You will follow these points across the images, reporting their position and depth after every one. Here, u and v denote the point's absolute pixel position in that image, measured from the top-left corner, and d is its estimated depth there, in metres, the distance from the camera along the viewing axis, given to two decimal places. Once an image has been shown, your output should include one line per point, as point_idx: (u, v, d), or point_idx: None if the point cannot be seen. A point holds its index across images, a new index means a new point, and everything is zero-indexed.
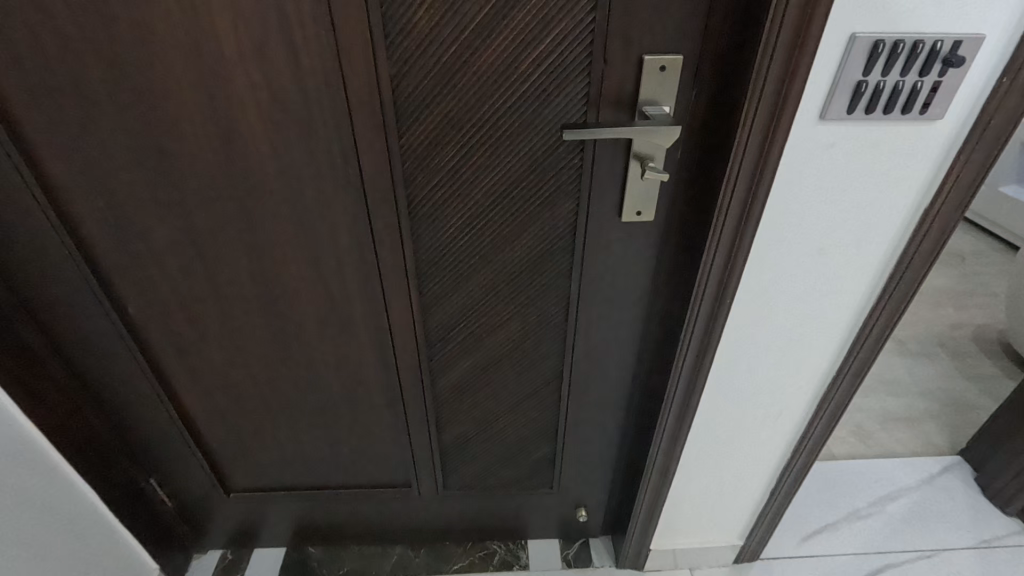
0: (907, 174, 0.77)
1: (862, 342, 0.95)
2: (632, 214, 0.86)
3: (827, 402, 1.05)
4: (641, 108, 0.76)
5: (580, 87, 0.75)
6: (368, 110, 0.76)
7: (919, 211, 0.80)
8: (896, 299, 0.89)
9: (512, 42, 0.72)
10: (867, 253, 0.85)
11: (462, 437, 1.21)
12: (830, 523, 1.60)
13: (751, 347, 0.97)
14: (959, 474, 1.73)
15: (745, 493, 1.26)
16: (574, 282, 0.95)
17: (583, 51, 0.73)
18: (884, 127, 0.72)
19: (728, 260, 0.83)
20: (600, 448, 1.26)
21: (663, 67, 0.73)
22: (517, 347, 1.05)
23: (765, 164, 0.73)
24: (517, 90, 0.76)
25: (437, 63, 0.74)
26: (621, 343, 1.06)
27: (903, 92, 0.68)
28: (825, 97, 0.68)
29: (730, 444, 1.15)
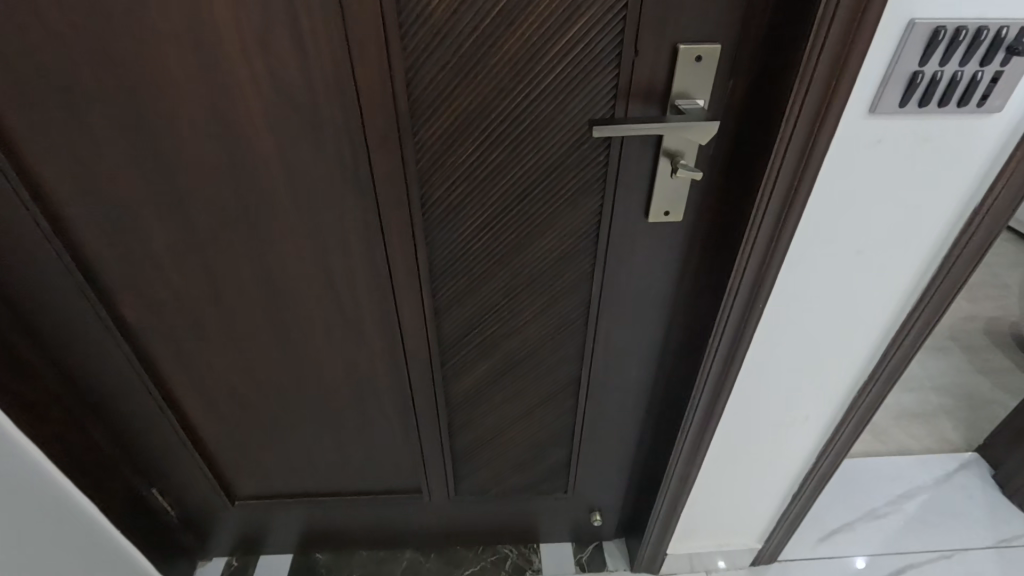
0: (958, 170, 0.72)
1: (895, 346, 0.92)
2: (659, 214, 0.81)
3: (857, 404, 1.01)
4: (673, 102, 0.71)
5: (608, 78, 0.70)
6: (380, 106, 0.71)
7: (967, 211, 0.76)
8: (934, 302, 0.86)
9: (535, 31, 0.67)
10: (909, 254, 0.81)
11: (474, 443, 1.18)
12: (847, 523, 1.57)
13: (782, 349, 0.93)
14: (976, 471, 1.70)
15: (766, 498, 1.23)
16: (596, 283, 0.91)
17: (613, 40, 0.67)
18: (936, 121, 0.67)
19: (763, 263, 0.79)
20: (616, 452, 1.23)
21: (699, 58, 0.67)
22: (533, 351, 1.01)
23: (808, 162, 0.68)
24: (539, 83, 0.70)
25: (454, 55, 0.69)
26: (643, 346, 1.02)
27: (961, 83, 0.63)
28: (878, 88, 0.63)
29: (753, 449, 1.11)
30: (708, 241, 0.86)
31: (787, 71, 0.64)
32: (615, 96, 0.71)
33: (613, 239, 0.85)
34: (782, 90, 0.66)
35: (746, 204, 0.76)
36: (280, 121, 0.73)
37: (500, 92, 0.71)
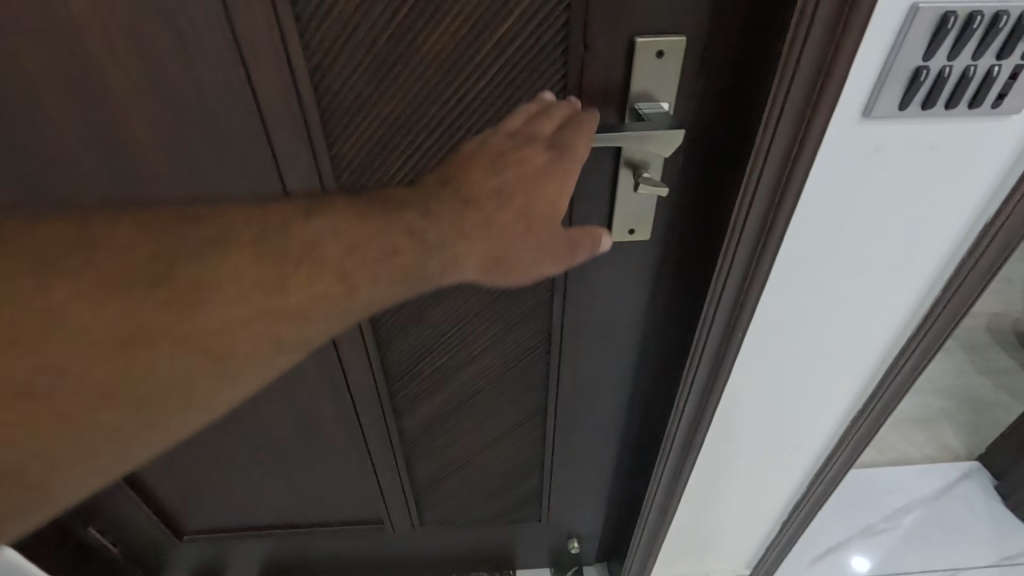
0: (971, 178, 0.62)
1: (894, 373, 0.82)
2: (623, 232, 0.71)
3: (851, 432, 0.92)
4: (633, 106, 0.60)
5: (554, 79, 0.59)
6: (287, 117, 0.60)
7: (975, 225, 0.66)
8: (939, 325, 0.76)
9: (462, 26, 0.56)
10: (909, 273, 0.71)
11: (435, 475, 1.08)
12: (843, 541, 1.50)
13: (768, 375, 0.83)
14: (978, 481, 1.62)
15: (755, 524, 1.14)
16: (558, 308, 0.81)
17: (555, 33, 0.56)
18: (943, 125, 0.57)
19: (744, 284, 0.69)
20: (592, 479, 1.14)
21: (661, 53, 0.57)
22: (493, 380, 0.91)
23: (792, 173, 0.58)
24: (472, 88, 0.59)
25: (368, 56, 0.58)
26: (617, 370, 0.92)
27: (974, 80, 0.53)
28: (873, 88, 0.53)
29: (739, 479, 1.01)
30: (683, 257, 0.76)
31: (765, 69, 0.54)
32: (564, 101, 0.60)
33: (573, 259, 0.75)
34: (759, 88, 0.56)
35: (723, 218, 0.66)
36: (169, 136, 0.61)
37: (426, 99, 0.60)
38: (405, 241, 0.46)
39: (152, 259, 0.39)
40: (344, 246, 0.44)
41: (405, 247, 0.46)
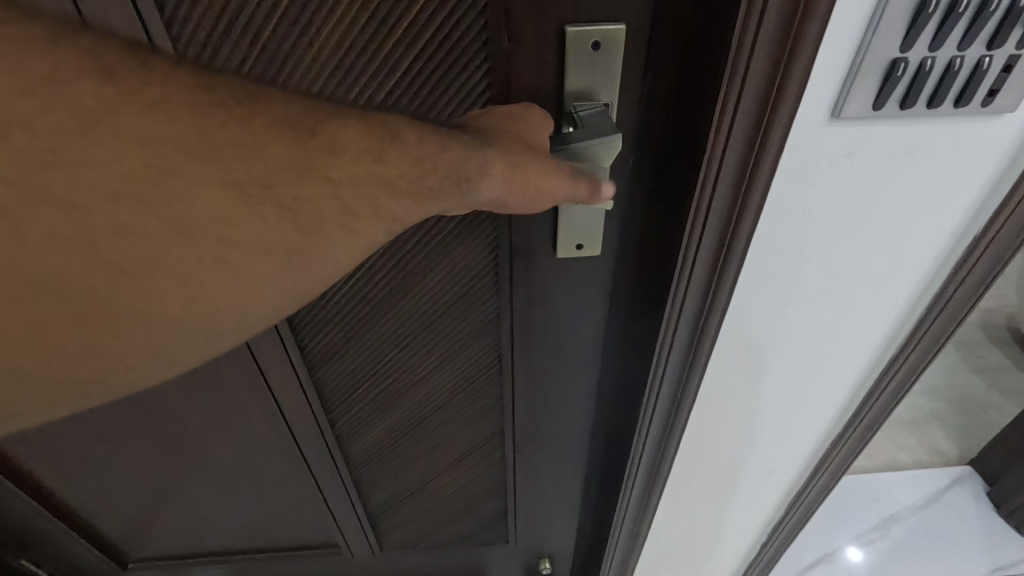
0: (960, 184, 0.54)
1: (877, 394, 0.75)
2: (570, 248, 0.63)
3: (833, 452, 0.85)
4: (569, 106, 0.52)
5: (475, 86, 0.51)
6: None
7: (964, 240, 0.59)
8: (925, 343, 0.69)
9: (361, 23, 0.48)
10: (890, 287, 0.64)
11: (391, 499, 1.02)
12: (828, 554, 1.44)
13: (740, 400, 0.75)
14: (969, 487, 1.56)
15: (731, 547, 1.07)
16: (504, 331, 0.73)
17: (472, 32, 0.48)
18: (925, 127, 0.49)
19: (700, 320, 0.60)
20: (560, 503, 1.06)
21: (597, 43, 0.49)
22: (442, 404, 0.84)
23: (750, 188, 0.48)
24: (379, 95, 0.51)
25: (253, 54, 0.49)
26: (579, 393, 0.85)
27: (960, 75, 0.45)
28: (844, 84, 0.45)
29: (714, 504, 0.94)
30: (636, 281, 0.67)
31: (712, 68, 0.45)
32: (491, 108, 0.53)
33: (517, 279, 0.67)
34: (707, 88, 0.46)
35: (674, 240, 0.57)
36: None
37: None
38: (451, 156, 0.43)
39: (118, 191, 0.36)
40: (410, 155, 0.42)
41: (455, 161, 0.43)
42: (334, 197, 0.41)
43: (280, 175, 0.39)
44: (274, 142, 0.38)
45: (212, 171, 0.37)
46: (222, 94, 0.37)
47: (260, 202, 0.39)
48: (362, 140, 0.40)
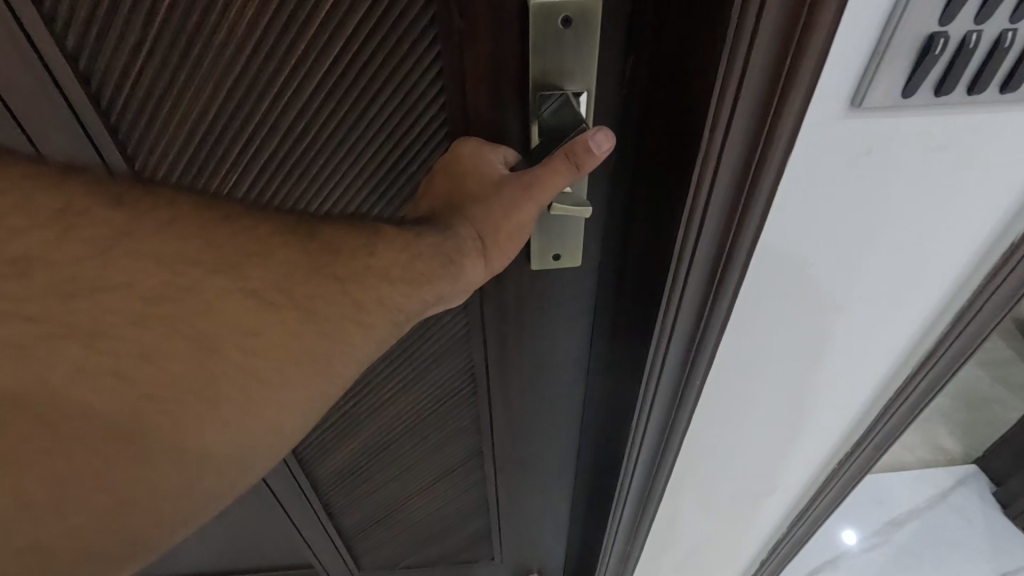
0: (999, 185, 0.46)
1: (892, 412, 0.68)
2: (546, 258, 0.55)
3: (842, 470, 0.78)
4: (536, 97, 0.43)
5: (428, 104, 0.44)
6: (52, 103, 0.44)
7: (997, 250, 0.52)
8: (944, 360, 0.62)
9: (287, 18, 0.39)
10: (912, 297, 0.56)
11: (368, 519, 0.95)
12: (831, 561, 1.38)
13: (741, 423, 0.67)
14: (974, 487, 1.52)
15: (730, 564, 1.01)
16: (477, 348, 0.65)
17: (425, 39, 0.40)
18: (963, 120, 0.41)
19: (694, 340, 0.53)
20: (548, 522, 0.98)
21: (568, 19, 0.39)
22: (414, 424, 0.77)
23: (751, 197, 0.41)
24: (313, 102, 0.43)
25: (152, 35, 0.40)
26: (565, 414, 0.78)
27: (1006, 59, 0.38)
28: (869, 61, 0.37)
29: (713, 525, 0.87)
30: (616, 299, 0.61)
31: (702, 53, 0.37)
32: (447, 129, 0.45)
33: (487, 295, 0.59)
34: (696, 80, 0.38)
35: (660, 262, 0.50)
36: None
37: (245, 100, 0.43)
38: (429, 243, 0.42)
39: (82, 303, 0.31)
40: (398, 243, 0.40)
41: (435, 247, 0.42)
42: (344, 295, 0.38)
43: (292, 279, 0.36)
44: (282, 249, 0.36)
45: (232, 282, 0.34)
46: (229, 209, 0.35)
47: (279, 310, 0.36)
48: (353, 237, 0.39)
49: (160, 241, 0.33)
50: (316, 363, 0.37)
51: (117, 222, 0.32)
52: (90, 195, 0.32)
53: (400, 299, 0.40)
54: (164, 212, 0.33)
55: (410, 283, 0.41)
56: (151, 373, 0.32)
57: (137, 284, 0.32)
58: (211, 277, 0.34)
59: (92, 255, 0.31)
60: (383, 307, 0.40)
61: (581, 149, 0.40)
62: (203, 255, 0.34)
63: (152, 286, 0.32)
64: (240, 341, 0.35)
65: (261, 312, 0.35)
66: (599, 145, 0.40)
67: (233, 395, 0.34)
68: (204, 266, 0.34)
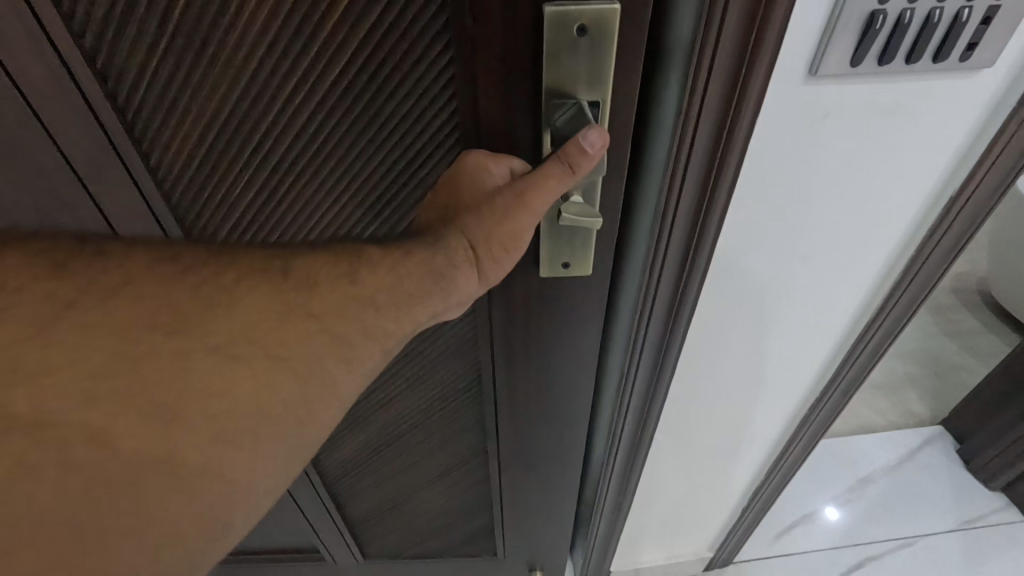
0: (937, 146, 0.51)
1: (853, 359, 0.72)
2: (555, 266, 0.54)
3: (807, 423, 0.82)
4: (547, 105, 0.42)
5: (439, 110, 0.43)
6: (74, 112, 0.45)
7: (942, 197, 0.55)
8: (904, 303, 0.65)
9: (294, 50, 0.40)
10: (866, 254, 0.60)
11: (375, 508, 0.97)
12: (808, 515, 1.29)
13: (719, 373, 0.72)
14: (942, 446, 1.40)
15: (711, 516, 1.06)
16: (483, 350, 0.65)
17: (438, 54, 0.40)
18: (907, 84, 0.46)
19: (676, 294, 0.57)
20: (553, 523, 0.97)
21: (583, 28, 0.38)
22: (418, 420, 0.78)
23: (725, 154, 0.45)
24: (329, 131, 0.44)
25: (177, 77, 0.43)
26: (575, 420, 0.76)
27: (936, 27, 0.43)
28: (820, 39, 0.42)
29: (695, 477, 0.92)
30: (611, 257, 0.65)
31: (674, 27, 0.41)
32: (458, 138, 0.44)
33: (495, 298, 0.58)
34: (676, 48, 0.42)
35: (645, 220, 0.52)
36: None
37: (258, 98, 0.43)
38: (417, 260, 0.41)
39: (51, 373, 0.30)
40: (384, 264, 0.40)
41: (425, 263, 0.41)
42: (323, 332, 0.37)
43: (261, 325, 0.35)
44: (252, 291, 0.35)
45: (197, 340, 0.33)
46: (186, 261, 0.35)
47: (249, 360, 0.35)
48: (336, 266, 0.38)
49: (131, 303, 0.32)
50: (295, 409, 0.36)
51: (61, 294, 0.31)
52: (27, 268, 0.31)
53: (389, 324, 0.40)
54: (116, 275, 0.33)
55: (396, 308, 0.40)
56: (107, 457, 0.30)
57: (90, 359, 0.31)
58: (168, 339, 0.33)
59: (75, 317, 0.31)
60: (370, 336, 0.39)
61: (573, 148, 0.40)
62: (162, 317, 0.33)
63: (101, 362, 0.31)
64: (207, 402, 0.33)
65: (231, 367, 0.34)
66: (592, 144, 0.40)
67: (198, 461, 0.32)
68: (165, 328, 0.33)
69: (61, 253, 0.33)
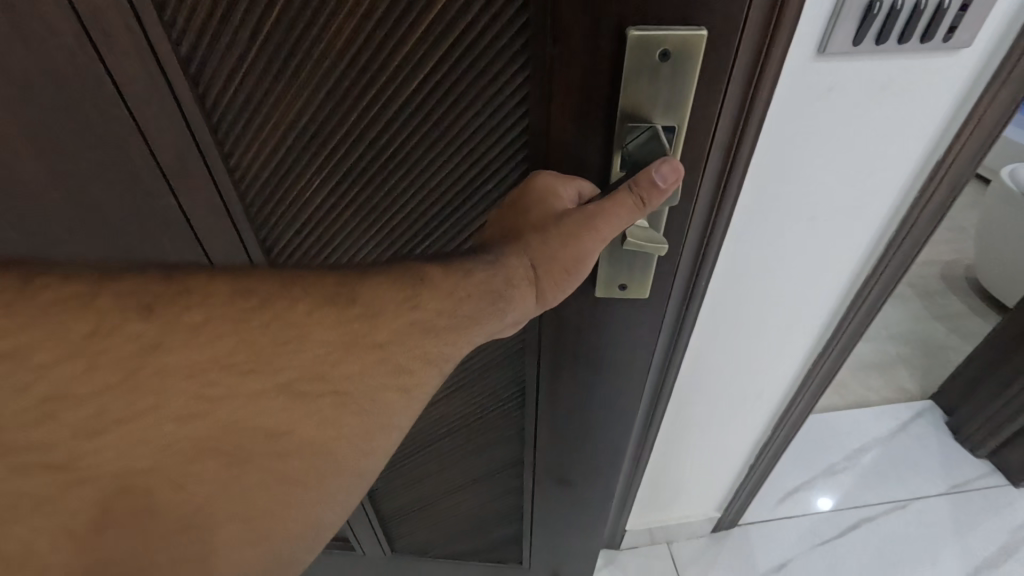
0: (923, 116, 0.53)
1: (848, 318, 0.74)
2: (611, 288, 0.53)
3: (804, 387, 0.85)
4: (619, 125, 0.41)
5: (510, 126, 0.43)
6: (167, 114, 0.48)
7: (926, 166, 0.58)
8: (897, 261, 0.68)
9: (361, 88, 0.43)
10: (860, 222, 0.63)
11: (406, 506, 0.98)
12: (808, 481, 1.29)
13: (728, 340, 0.74)
14: (931, 420, 1.40)
15: (712, 488, 1.08)
16: (531, 364, 0.65)
17: (514, 73, 0.40)
18: (900, 62, 0.48)
19: (699, 262, 0.57)
20: (581, 542, 0.95)
21: (665, 53, 0.37)
22: (460, 425, 0.79)
23: (745, 131, 0.45)
24: (394, 159, 0.47)
25: (262, 113, 0.47)
26: (619, 444, 0.74)
27: (925, 14, 0.45)
28: (827, 23, 0.45)
29: (702, 446, 0.95)
30: None
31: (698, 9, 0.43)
32: (527, 158, 0.44)
33: (545, 320, 0.59)
34: None
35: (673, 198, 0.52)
36: (99, 227, 0.57)
37: (334, 107, 0.45)
38: (477, 280, 0.41)
39: (137, 408, 0.30)
40: (444, 289, 0.40)
41: (485, 283, 0.41)
42: (385, 361, 0.38)
43: (329, 358, 0.36)
44: (318, 323, 0.36)
45: (264, 380, 0.34)
46: (262, 294, 0.35)
47: (316, 399, 0.35)
48: (399, 290, 0.39)
49: (218, 338, 0.33)
50: (354, 446, 0.37)
51: (149, 336, 0.31)
52: (119, 306, 0.31)
53: (447, 350, 0.41)
54: (195, 313, 0.33)
55: (455, 332, 0.40)
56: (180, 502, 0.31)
57: (166, 404, 0.31)
58: (244, 377, 0.33)
59: (166, 354, 0.31)
60: (430, 362, 0.40)
61: (645, 182, 0.40)
62: (236, 356, 0.33)
63: (183, 404, 0.31)
64: (271, 443, 0.34)
65: (300, 405, 0.35)
66: (664, 178, 0.39)
67: (265, 500, 0.33)
68: (238, 366, 0.33)
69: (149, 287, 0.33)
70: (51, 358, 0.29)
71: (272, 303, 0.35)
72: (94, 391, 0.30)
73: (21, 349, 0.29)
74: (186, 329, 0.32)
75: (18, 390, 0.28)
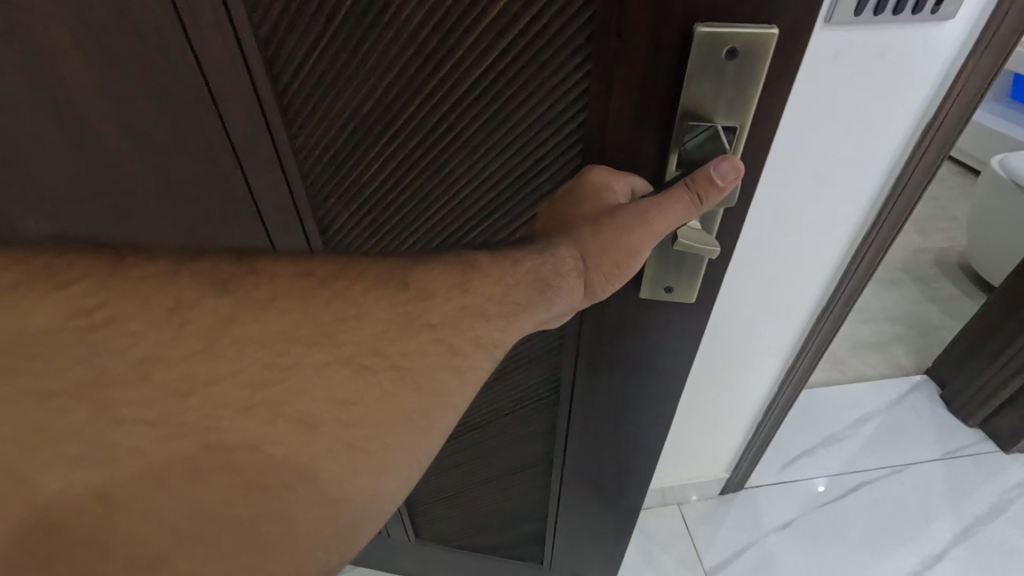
0: (917, 79, 0.58)
1: (852, 272, 0.77)
2: (658, 290, 0.53)
3: (807, 346, 0.88)
4: (679, 124, 0.40)
5: (567, 120, 0.43)
6: (244, 98, 0.51)
7: (918, 126, 0.63)
8: (893, 215, 0.71)
9: (424, 79, 0.44)
10: (865, 179, 0.66)
11: (433, 493, 0.99)
12: (809, 449, 1.31)
13: (739, 295, 0.77)
14: (926, 392, 1.42)
15: (718, 452, 1.11)
16: (570, 361, 0.64)
17: (576, 66, 0.40)
18: (899, 31, 0.53)
19: None
20: (604, 546, 0.94)
21: (734, 50, 0.36)
22: (494, 416, 0.79)
23: None
24: (453, 145, 0.48)
25: (330, 97, 0.49)
26: (653, 449, 0.73)
27: None
28: None
29: (712, 408, 0.97)
30: None
31: None
32: (582, 152, 0.44)
33: (587, 316, 0.58)
34: None
35: None
36: (177, 213, 0.61)
37: (400, 92, 0.46)
38: (525, 269, 0.41)
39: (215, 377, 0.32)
40: (492, 276, 0.41)
41: (533, 271, 0.41)
42: (439, 343, 0.39)
43: (386, 336, 0.37)
44: (376, 304, 0.37)
45: (331, 351, 0.35)
46: (321, 273, 0.37)
47: (374, 373, 0.36)
48: (451, 276, 0.40)
49: (287, 312, 0.34)
50: (417, 424, 0.38)
51: (223, 310, 0.33)
52: (198, 283, 0.33)
53: (498, 335, 0.41)
54: (264, 290, 0.35)
55: (506, 317, 0.41)
56: (262, 462, 0.32)
57: (243, 371, 0.33)
58: (310, 351, 0.35)
59: (238, 329, 0.33)
60: (481, 345, 0.41)
61: (703, 179, 0.39)
62: (303, 329, 0.35)
63: (254, 373, 0.33)
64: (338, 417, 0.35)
65: (360, 377, 0.36)
66: (723, 176, 0.38)
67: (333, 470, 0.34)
68: (305, 341, 0.35)
69: (221, 267, 0.35)
70: (142, 327, 0.31)
71: (331, 283, 0.36)
72: (177, 358, 0.32)
73: (116, 317, 0.31)
74: (257, 304, 0.34)
75: (114, 357, 0.31)
